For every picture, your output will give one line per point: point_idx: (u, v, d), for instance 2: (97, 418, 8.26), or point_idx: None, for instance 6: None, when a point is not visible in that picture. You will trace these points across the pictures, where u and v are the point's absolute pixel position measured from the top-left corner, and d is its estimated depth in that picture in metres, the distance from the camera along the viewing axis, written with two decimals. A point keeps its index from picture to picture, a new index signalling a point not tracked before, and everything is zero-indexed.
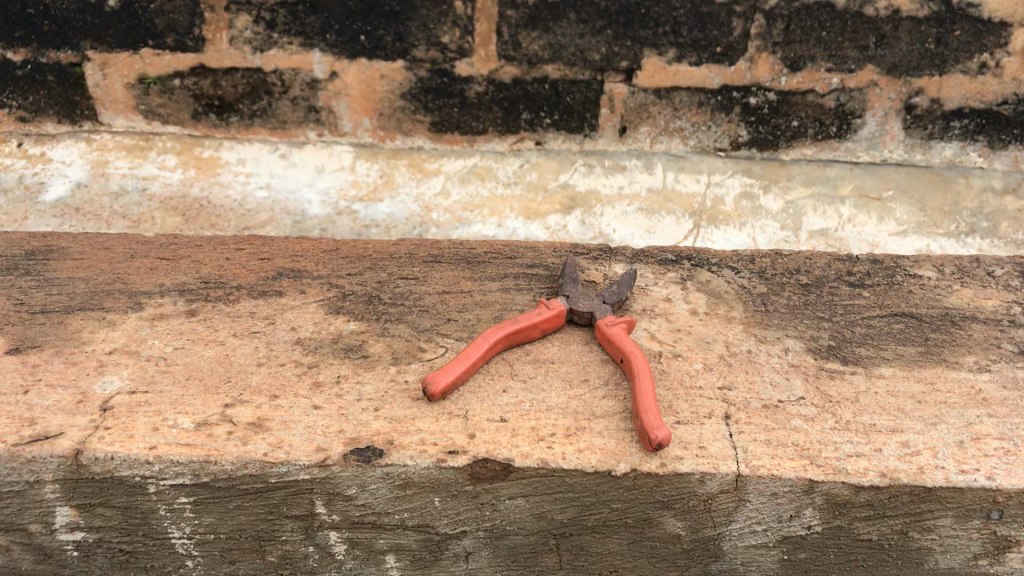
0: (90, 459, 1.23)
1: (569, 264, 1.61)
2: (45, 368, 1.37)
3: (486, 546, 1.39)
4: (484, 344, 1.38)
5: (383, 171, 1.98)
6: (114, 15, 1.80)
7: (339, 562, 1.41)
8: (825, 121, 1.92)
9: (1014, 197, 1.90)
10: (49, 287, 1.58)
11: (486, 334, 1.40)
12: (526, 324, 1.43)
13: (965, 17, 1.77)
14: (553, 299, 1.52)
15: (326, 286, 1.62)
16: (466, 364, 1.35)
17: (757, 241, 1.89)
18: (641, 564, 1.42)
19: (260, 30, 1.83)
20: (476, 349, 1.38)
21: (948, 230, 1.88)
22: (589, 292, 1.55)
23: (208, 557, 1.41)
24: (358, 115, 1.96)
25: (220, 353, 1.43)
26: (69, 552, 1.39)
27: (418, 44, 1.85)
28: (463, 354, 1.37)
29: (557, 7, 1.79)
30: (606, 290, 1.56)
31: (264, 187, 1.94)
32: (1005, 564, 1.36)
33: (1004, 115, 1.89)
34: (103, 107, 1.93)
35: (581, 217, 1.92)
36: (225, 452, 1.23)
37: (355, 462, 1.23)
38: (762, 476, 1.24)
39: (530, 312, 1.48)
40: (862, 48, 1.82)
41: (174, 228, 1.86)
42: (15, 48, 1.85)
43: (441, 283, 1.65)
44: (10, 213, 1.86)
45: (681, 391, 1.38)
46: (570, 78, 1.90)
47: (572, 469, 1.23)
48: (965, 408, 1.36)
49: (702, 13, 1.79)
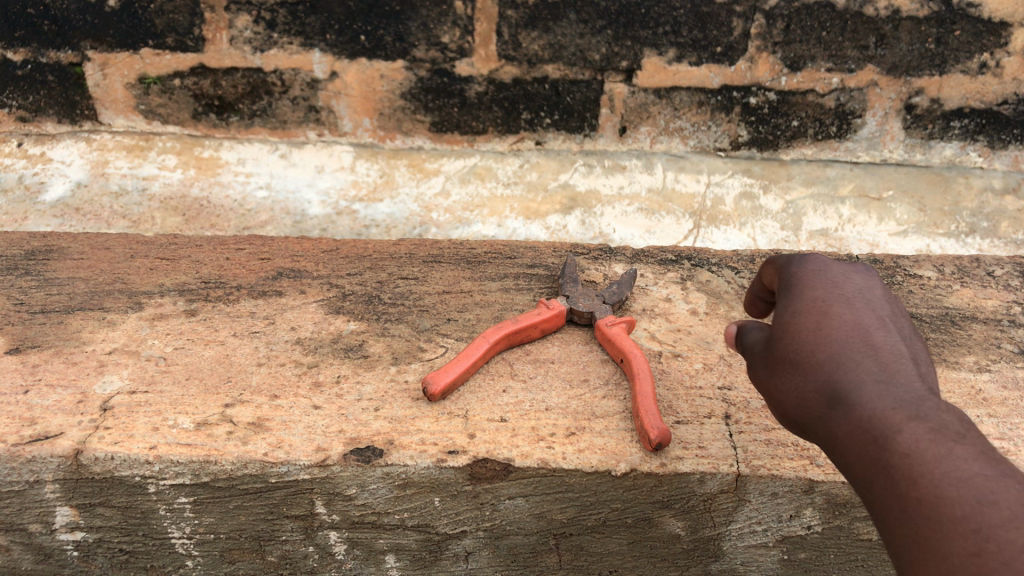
0: (91, 459, 1.22)
1: (569, 263, 1.62)
2: (45, 368, 1.37)
3: (486, 546, 1.40)
4: (484, 345, 1.38)
5: (383, 171, 1.98)
6: (114, 15, 1.80)
7: (338, 562, 1.42)
8: (825, 121, 1.93)
9: (1013, 197, 1.90)
10: (50, 286, 1.58)
11: (486, 334, 1.40)
12: (526, 324, 1.43)
13: (965, 17, 1.76)
14: (553, 299, 1.52)
15: (325, 286, 1.62)
16: (465, 366, 1.35)
17: (757, 241, 1.89)
18: (641, 564, 1.42)
19: (260, 30, 1.83)
20: (476, 349, 1.38)
21: (948, 230, 1.88)
22: (590, 291, 1.55)
23: (208, 557, 1.41)
24: (358, 115, 1.96)
25: (220, 353, 1.43)
26: (69, 552, 1.39)
27: (418, 44, 1.85)
28: (463, 354, 1.37)
29: (557, 7, 1.79)
30: (607, 290, 1.56)
31: (265, 187, 1.94)
32: None
33: (1004, 115, 1.90)
34: (103, 107, 1.94)
35: (581, 217, 1.92)
36: (225, 452, 1.22)
37: (355, 462, 1.22)
38: (761, 476, 1.24)
39: (530, 312, 1.48)
40: (862, 48, 1.82)
41: (174, 227, 1.86)
42: (14, 48, 1.85)
43: (441, 282, 1.65)
44: (10, 213, 1.85)
45: (681, 391, 1.38)
46: (570, 78, 1.90)
47: (572, 469, 1.23)
48: (966, 408, 1.36)
49: (702, 13, 1.79)
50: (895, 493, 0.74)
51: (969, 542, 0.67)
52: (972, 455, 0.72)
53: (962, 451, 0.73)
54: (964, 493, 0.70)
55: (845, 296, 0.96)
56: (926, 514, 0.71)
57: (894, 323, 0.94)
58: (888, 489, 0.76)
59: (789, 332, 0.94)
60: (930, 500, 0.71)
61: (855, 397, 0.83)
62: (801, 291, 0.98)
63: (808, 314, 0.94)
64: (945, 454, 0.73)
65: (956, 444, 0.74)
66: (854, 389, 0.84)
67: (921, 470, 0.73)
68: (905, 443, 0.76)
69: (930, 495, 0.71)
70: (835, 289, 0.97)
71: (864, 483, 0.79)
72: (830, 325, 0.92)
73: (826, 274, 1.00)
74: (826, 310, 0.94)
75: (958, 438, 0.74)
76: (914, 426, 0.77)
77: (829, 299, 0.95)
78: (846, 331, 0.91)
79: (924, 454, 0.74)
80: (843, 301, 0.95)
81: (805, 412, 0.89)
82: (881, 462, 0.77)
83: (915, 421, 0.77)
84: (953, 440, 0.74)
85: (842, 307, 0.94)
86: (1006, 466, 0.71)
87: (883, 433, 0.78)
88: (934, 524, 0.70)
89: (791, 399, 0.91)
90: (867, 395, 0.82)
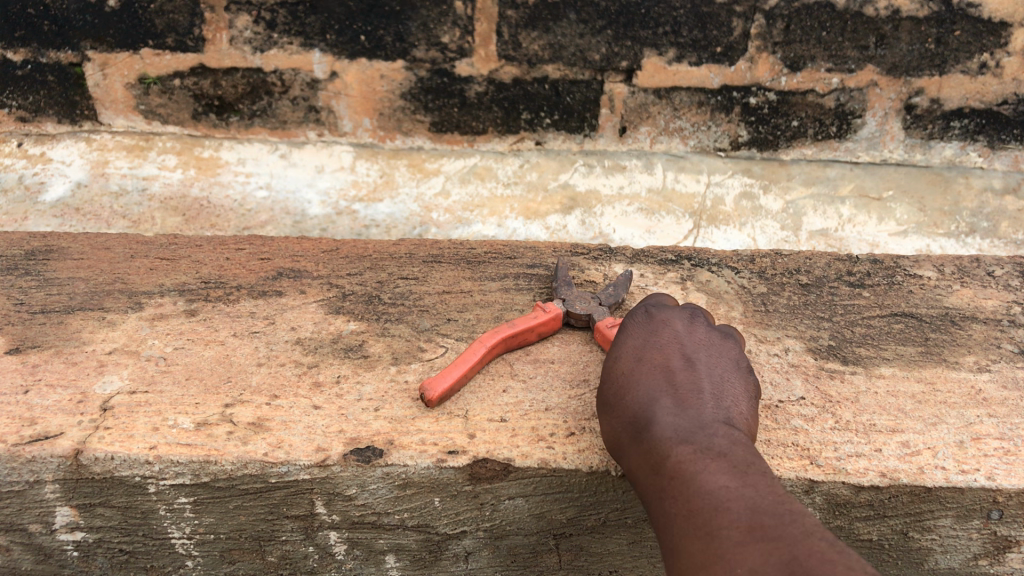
0: (91, 459, 1.22)
1: (562, 269, 1.61)
2: (45, 368, 1.37)
3: (486, 546, 1.40)
4: (482, 349, 1.37)
5: (383, 171, 1.98)
6: (114, 15, 1.80)
7: (339, 562, 1.42)
8: (825, 121, 1.93)
9: (1013, 197, 1.91)
10: (50, 287, 1.58)
11: (483, 338, 1.39)
12: (523, 327, 1.43)
13: (965, 17, 1.77)
14: (551, 303, 1.51)
15: (325, 286, 1.62)
16: (462, 371, 1.34)
17: (757, 241, 1.88)
18: (641, 564, 1.42)
19: (260, 30, 1.84)
20: (474, 353, 1.37)
21: (948, 230, 1.88)
22: (585, 294, 1.54)
23: (209, 557, 1.41)
24: (358, 115, 1.97)
25: (220, 353, 1.43)
26: (69, 552, 1.39)
27: (417, 44, 1.85)
28: (461, 358, 1.36)
29: (557, 7, 1.79)
30: (603, 292, 1.56)
31: (265, 187, 1.93)
32: (1005, 564, 1.36)
33: (1004, 115, 1.90)
34: (103, 107, 1.94)
35: (581, 217, 1.92)
36: (225, 452, 1.22)
37: (355, 462, 1.22)
38: None
39: (528, 315, 1.47)
40: (862, 48, 1.82)
41: (174, 227, 1.85)
42: (15, 48, 1.85)
43: (441, 282, 1.65)
44: (10, 213, 1.85)
45: None
46: (570, 78, 1.90)
47: (572, 469, 1.23)
48: (966, 408, 1.36)
49: (702, 13, 1.79)
50: (671, 505, 0.96)
51: (708, 543, 0.89)
52: (723, 473, 0.95)
53: (717, 471, 0.96)
54: (717, 509, 0.91)
55: (659, 342, 1.23)
56: (689, 520, 0.92)
57: (699, 357, 1.20)
58: (664, 503, 0.98)
59: (610, 378, 1.20)
60: (692, 509, 0.93)
61: (650, 429, 1.07)
62: (625, 337, 1.26)
63: (623, 363, 1.21)
64: (705, 473, 0.96)
65: (717, 466, 0.96)
66: (652, 417, 1.09)
67: (685, 485, 0.96)
68: (672, 466, 1.00)
69: (690, 506, 0.93)
70: (648, 336, 1.24)
71: (651, 501, 1.02)
72: (639, 370, 1.18)
73: (649, 323, 1.27)
74: (636, 361, 1.20)
75: (716, 456, 0.98)
76: (680, 450, 1.01)
77: (642, 346, 1.22)
78: (650, 370, 1.17)
79: (690, 471, 0.97)
80: (653, 347, 1.22)
81: (617, 442, 1.13)
82: (664, 483, 1.00)
83: (687, 446, 1.01)
84: (710, 459, 0.98)
85: (652, 352, 1.20)
86: (747, 478, 0.94)
87: (661, 456, 1.02)
88: (697, 533, 0.90)
89: (608, 431, 1.16)
90: (657, 422, 1.07)
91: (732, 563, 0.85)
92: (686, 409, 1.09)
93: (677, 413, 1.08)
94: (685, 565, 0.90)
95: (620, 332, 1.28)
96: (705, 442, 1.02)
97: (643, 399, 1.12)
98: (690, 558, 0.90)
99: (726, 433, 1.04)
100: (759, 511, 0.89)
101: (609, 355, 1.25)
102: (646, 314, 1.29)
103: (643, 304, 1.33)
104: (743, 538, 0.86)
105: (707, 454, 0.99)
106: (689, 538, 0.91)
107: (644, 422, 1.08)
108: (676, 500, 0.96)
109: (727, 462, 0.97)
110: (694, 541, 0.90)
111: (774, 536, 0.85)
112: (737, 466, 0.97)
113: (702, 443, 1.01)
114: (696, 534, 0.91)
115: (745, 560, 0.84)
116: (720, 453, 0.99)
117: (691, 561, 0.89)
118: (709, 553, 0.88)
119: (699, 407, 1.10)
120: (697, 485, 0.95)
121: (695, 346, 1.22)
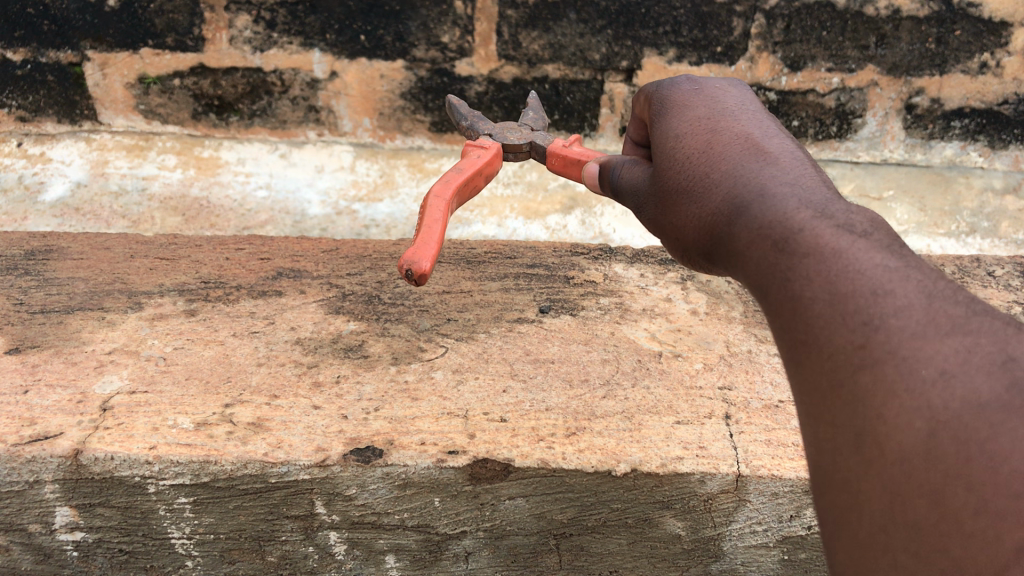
0: (90, 459, 1.22)
1: (477, 122, 1.49)
2: (45, 368, 1.37)
3: (486, 546, 1.39)
4: (442, 203, 1.22)
5: (383, 171, 1.97)
6: (114, 15, 1.81)
7: (339, 562, 1.41)
8: (825, 121, 1.94)
9: (1014, 197, 1.88)
10: (50, 286, 1.58)
11: (437, 192, 1.24)
12: (473, 168, 1.32)
13: (965, 17, 1.77)
14: (479, 140, 1.42)
15: (325, 286, 1.62)
16: (437, 230, 1.16)
17: None
18: (642, 564, 1.42)
19: (260, 30, 1.85)
20: (436, 209, 1.20)
21: (948, 229, 1.82)
22: (512, 126, 1.49)
23: (209, 557, 1.41)
24: (358, 115, 1.98)
25: (220, 353, 1.43)
26: (69, 552, 1.39)
27: (417, 43, 1.86)
28: (425, 217, 1.18)
29: (557, 7, 1.80)
30: (525, 118, 1.53)
31: (264, 186, 1.92)
32: None
33: (1004, 115, 1.90)
34: (103, 107, 1.94)
35: (581, 217, 1.92)
36: (225, 452, 1.22)
37: (355, 462, 1.22)
38: (762, 476, 1.24)
39: (469, 158, 1.36)
40: (862, 47, 1.83)
41: (174, 227, 1.81)
42: (14, 48, 1.85)
43: (441, 282, 1.65)
44: (9, 212, 1.81)
45: (681, 391, 1.38)
46: (570, 78, 1.91)
47: (572, 469, 1.23)
48: None
49: (702, 13, 1.79)
50: (788, 292, 0.66)
51: (866, 335, 0.59)
52: (875, 249, 0.65)
53: (866, 245, 0.65)
54: (875, 290, 0.61)
55: (726, 112, 0.98)
56: (827, 307, 0.63)
57: (773, 128, 0.95)
58: (780, 288, 0.68)
59: (678, 161, 0.94)
60: (833, 292, 0.63)
61: (753, 206, 0.77)
62: (685, 116, 1.00)
63: (692, 142, 0.94)
64: (843, 243, 0.66)
65: (860, 238, 0.66)
66: (749, 193, 0.80)
67: (821, 261, 0.65)
68: (799, 239, 0.69)
69: (827, 287, 0.64)
70: (709, 110, 0.99)
71: (759, 289, 0.71)
72: (715, 146, 0.91)
73: (715, 104, 1.01)
74: (712, 139, 0.93)
75: (861, 233, 0.67)
76: (813, 222, 0.70)
77: (706, 119, 0.97)
78: (726, 147, 0.90)
79: (826, 244, 0.66)
80: (719, 119, 0.97)
81: (702, 233, 0.86)
82: (773, 261, 0.70)
83: (820, 219, 0.70)
84: (854, 232, 0.67)
85: (721, 125, 0.95)
86: (909, 259, 0.64)
87: (782, 230, 0.71)
88: (848, 326, 0.60)
89: (692, 225, 0.88)
90: (762, 197, 0.78)
91: (910, 360, 0.56)
92: (796, 180, 0.80)
93: (788, 183, 0.79)
94: (821, 375, 0.62)
95: (676, 111, 1.02)
96: (844, 217, 0.71)
97: (730, 174, 0.85)
98: (830, 358, 0.61)
99: (862, 208, 0.74)
100: (938, 297, 0.59)
101: (664, 138, 0.99)
102: (703, 95, 1.04)
103: (688, 81, 1.09)
104: (923, 329, 0.57)
105: (851, 228, 0.68)
106: (830, 332, 0.62)
107: (742, 201, 0.80)
108: (806, 282, 0.65)
109: (879, 238, 0.67)
110: (835, 333, 0.61)
111: (969, 326, 0.57)
112: (889, 242, 0.67)
113: (839, 217, 0.71)
114: (841, 326, 0.61)
115: (927, 358, 0.56)
116: (864, 228, 0.68)
117: (834, 365, 0.61)
118: (865, 348, 0.59)
119: (809, 180, 0.81)
120: (834, 258, 0.65)
121: (761, 116, 0.98)
